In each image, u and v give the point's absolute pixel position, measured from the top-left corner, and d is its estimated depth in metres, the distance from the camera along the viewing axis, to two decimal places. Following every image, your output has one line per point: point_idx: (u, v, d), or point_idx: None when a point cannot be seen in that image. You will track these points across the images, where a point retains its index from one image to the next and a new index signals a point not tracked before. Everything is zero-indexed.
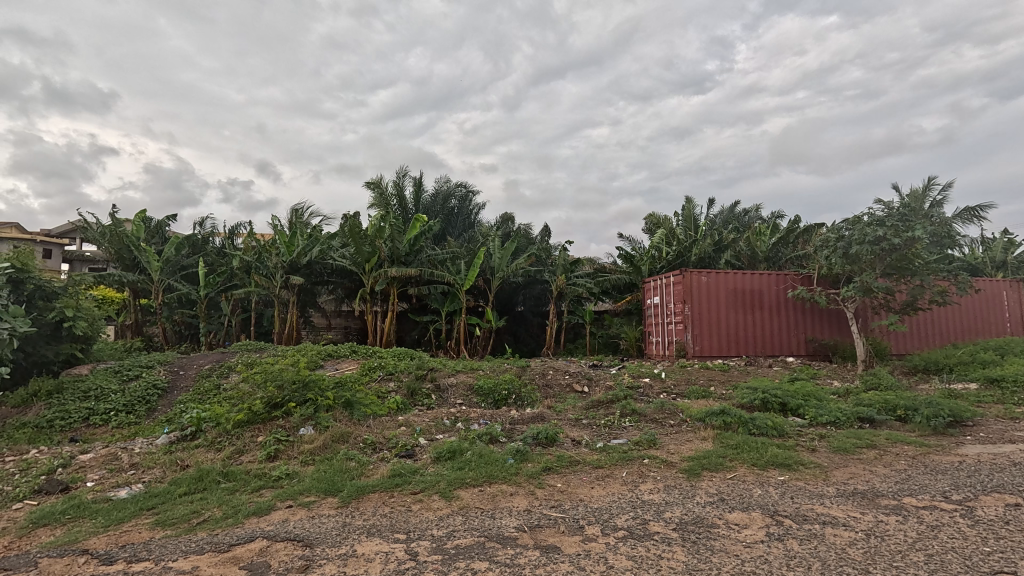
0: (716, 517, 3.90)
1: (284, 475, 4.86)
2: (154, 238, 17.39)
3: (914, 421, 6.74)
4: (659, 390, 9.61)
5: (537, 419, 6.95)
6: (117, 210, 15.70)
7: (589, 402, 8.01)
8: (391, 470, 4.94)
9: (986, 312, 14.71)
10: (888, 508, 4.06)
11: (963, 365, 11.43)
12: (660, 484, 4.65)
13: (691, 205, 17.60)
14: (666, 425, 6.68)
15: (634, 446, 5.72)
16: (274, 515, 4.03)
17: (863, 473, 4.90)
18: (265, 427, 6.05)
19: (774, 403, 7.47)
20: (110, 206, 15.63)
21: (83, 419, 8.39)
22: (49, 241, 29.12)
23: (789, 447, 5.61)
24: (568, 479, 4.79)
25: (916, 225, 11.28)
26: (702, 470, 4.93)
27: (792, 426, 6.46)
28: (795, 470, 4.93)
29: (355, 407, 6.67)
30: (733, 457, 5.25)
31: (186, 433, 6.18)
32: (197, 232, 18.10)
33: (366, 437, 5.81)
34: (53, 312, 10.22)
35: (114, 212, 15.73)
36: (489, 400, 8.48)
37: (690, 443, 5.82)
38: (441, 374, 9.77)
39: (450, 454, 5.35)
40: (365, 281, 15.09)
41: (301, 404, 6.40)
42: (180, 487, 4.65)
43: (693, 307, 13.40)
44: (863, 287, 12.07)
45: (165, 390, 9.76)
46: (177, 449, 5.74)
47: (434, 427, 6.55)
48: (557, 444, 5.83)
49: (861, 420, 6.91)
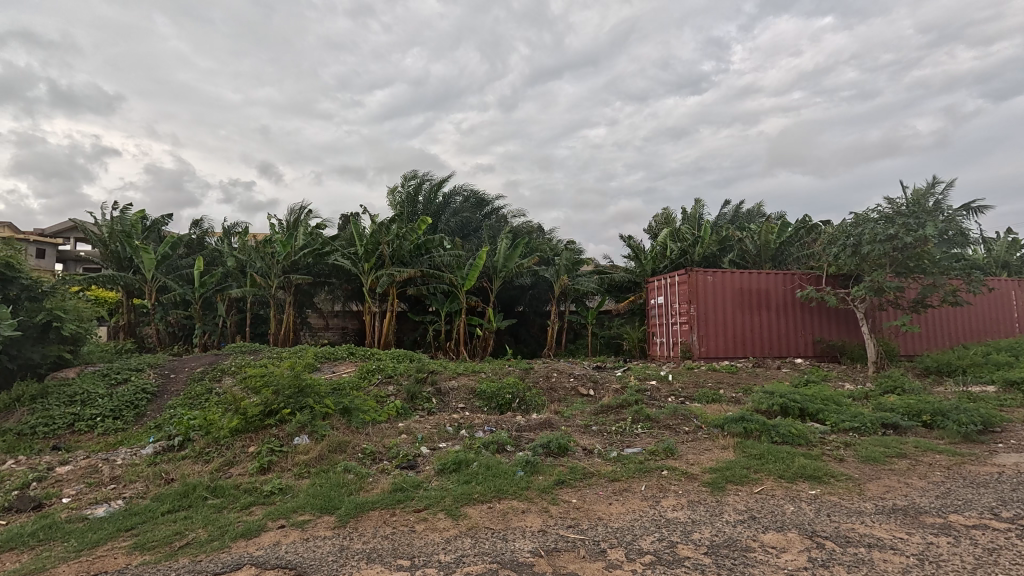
0: (750, 540, 3.55)
1: (277, 490, 4.50)
2: (150, 237, 17.01)
3: (942, 428, 6.39)
4: (667, 393, 9.30)
5: (545, 425, 6.60)
6: (115, 208, 15.31)
7: (598, 408, 7.66)
8: (392, 485, 4.58)
9: (996, 313, 14.40)
10: (935, 527, 3.73)
11: (977, 367, 11.14)
12: (683, 499, 4.31)
13: (698, 205, 17.27)
14: (681, 433, 6.33)
15: (651, 456, 5.37)
16: (265, 537, 3.67)
17: (900, 486, 4.56)
18: (258, 436, 5.65)
19: (792, 409, 7.09)
20: (107, 205, 15.26)
21: (68, 425, 8.06)
22: (43, 241, 28.46)
23: (815, 456, 5.26)
24: (583, 494, 4.42)
25: (928, 223, 11.02)
26: (726, 483, 4.60)
27: (815, 434, 6.12)
28: (827, 483, 4.59)
29: (353, 414, 6.30)
30: (758, 468, 4.92)
31: (173, 444, 5.77)
32: (194, 231, 17.75)
33: (365, 447, 5.47)
34: (41, 314, 9.86)
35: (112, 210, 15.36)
36: (492, 405, 8.16)
37: (710, 453, 5.48)
38: (441, 377, 9.40)
39: (455, 466, 4.98)
40: (365, 280, 14.81)
41: (296, 411, 6.01)
42: (163, 504, 4.29)
43: (699, 307, 13.06)
44: (874, 286, 11.79)
45: (154, 395, 9.38)
46: (162, 460, 5.34)
47: (436, 435, 6.20)
48: (570, 455, 5.48)
49: (885, 426, 6.58)
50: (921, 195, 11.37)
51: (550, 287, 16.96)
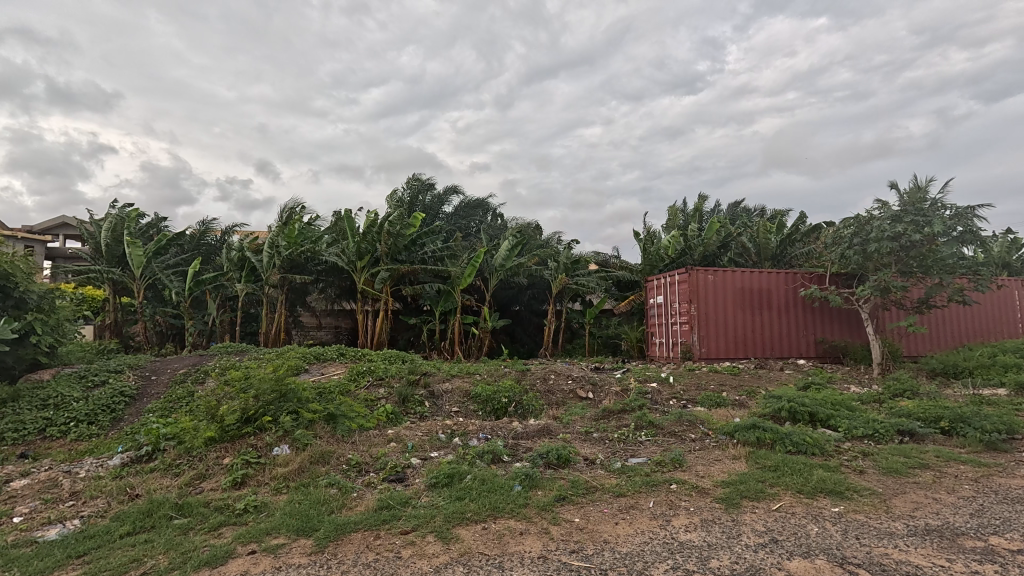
0: (775, 569, 3.17)
1: (251, 508, 4.10)
2: (148, 234, 16.60)
3: (962, 435, 6.05)
4: (668, 396, 8.96)
5: (543, 433, 6.22)
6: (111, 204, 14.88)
7: (598, 413, 7.29)
8: (377, 502, 4.18)
9: (1000, 313, 14.11)
10: (976, 552, 3.37)
11: (984, 369, 10.86)
12: (695, 518, 3.94)
13: (703, 202, 16.88)
14: (687, 441, 5.99)
15: (657, 468, 5.01)
16: (232, 566, 3.27)
17: (930, 502, 4.19)
18: (234, 446, 5.23)
19: (801, 414, 6.73)
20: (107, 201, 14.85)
21: (39, 431, 7.64)
22: (31, 237, 27.91)
23: (834, 468, 4.91)
24: (586, 513, 4.04)
25: (936, 221, 10.71)
26: (741, 499, 4.23)
27: (829, 442, 5.78)
28: (850, 500, 4.22)
29: (339, 421, 5.92)
30: (774, 482, 4.55)
31: (141, 454, 5.35)
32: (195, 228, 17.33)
33: (351, 458, 5.09)
34: (22, 322, 9.45)
35: (110, 206, 14.94)
36: (487, 409, 7.80)
37: (720, 464, 5.12)
38: (434, 380, 9.01)
39: (447, 480, 4.58)
40: (358, 279, 14.41)
41: (277, 419, 5.60)
42: (123, 525, 3.89)
43: (700, 307, 12.71)
44: (879, 286, 11.48)
45: (134, 397, 8.97)
46: (129, 473, 4.92)
47: (428, 443, 5.82)
48: (571, 466, 5.12)
49: (901, 433, 6.24)
50: (916, 194, 11.03)
51: (547, 286, 16.60)
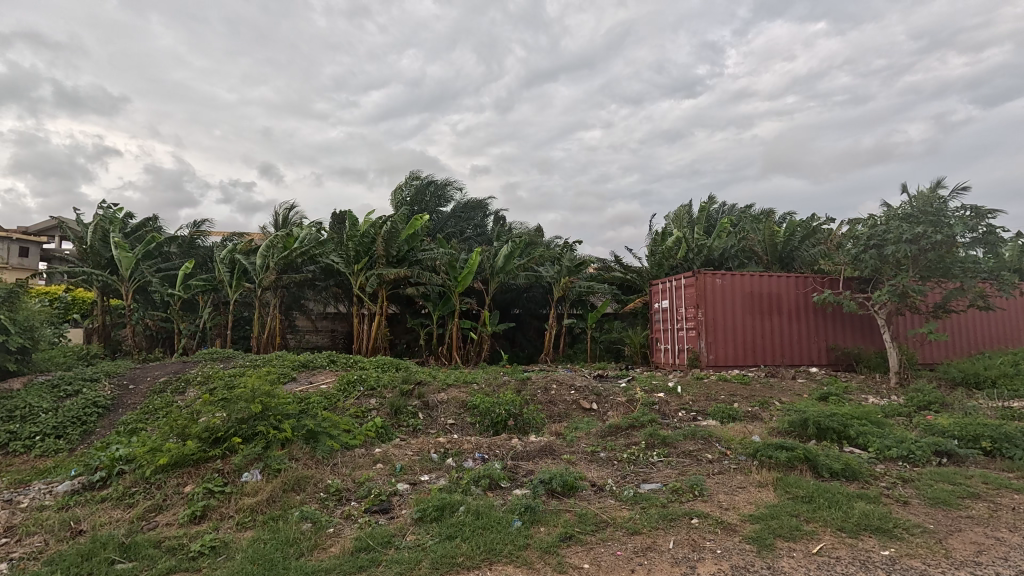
0: None
1: (208, 550, 3.52)
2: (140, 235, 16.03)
3: (1009, 458, 5.47)
4: (677, 407, 8.40)
5: (545, 452, 5.66)
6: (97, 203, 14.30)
7: (605, 428, 6.72)
8: (354, 543, 3.61)
9: (1019, 319, 13.58)
10: None
11: (1007, 379, 10.31)
12: (724, 564, 3.37)
13: (711, 201, 16.34)
14: (704, 462, 5.42)
15: (674, 497, 4.46)
16: None
17: (993, 544, 3.62)
18: (197, 472, 4.66)
19: (826, 432, 6.15)
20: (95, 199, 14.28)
21: (1, 446, 7.08)
22: (27, 237, 27.27)
23: (874, 500, 4.33)
24: (597, 556, 3.47)
25: (957, 222, 10.14)
26: (775, 538, 3.68)
27: (863, 465, 5.22)
28: (900, 540, 3.65)
29: (319, 440, 5.35)
30: (811, 517, 3.98)
31: (93, 481, 4.77)
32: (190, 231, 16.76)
33: (330, 484, 4.52)
34: None
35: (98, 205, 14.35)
36: (485, 422, 7.22)
37: (746, 492, 4.56)
38: (429, 389, 8.41)
39: (437, 513, 4.01)
40: (354, 280, 13.97)
41: (248, 440, 5.03)
42: (53, 572, 3.31)
43: (707, 312, 12.17)
44: (897, 290, 10.91)
45: (108, 409, 8.39)
46: (76, 503, 4.35)
47: (418, 464, 5.25)
48: (577, 493, 4.56)
49: (938, 453, 5.70)
50: (930, 195, 10.50)
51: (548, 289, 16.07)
